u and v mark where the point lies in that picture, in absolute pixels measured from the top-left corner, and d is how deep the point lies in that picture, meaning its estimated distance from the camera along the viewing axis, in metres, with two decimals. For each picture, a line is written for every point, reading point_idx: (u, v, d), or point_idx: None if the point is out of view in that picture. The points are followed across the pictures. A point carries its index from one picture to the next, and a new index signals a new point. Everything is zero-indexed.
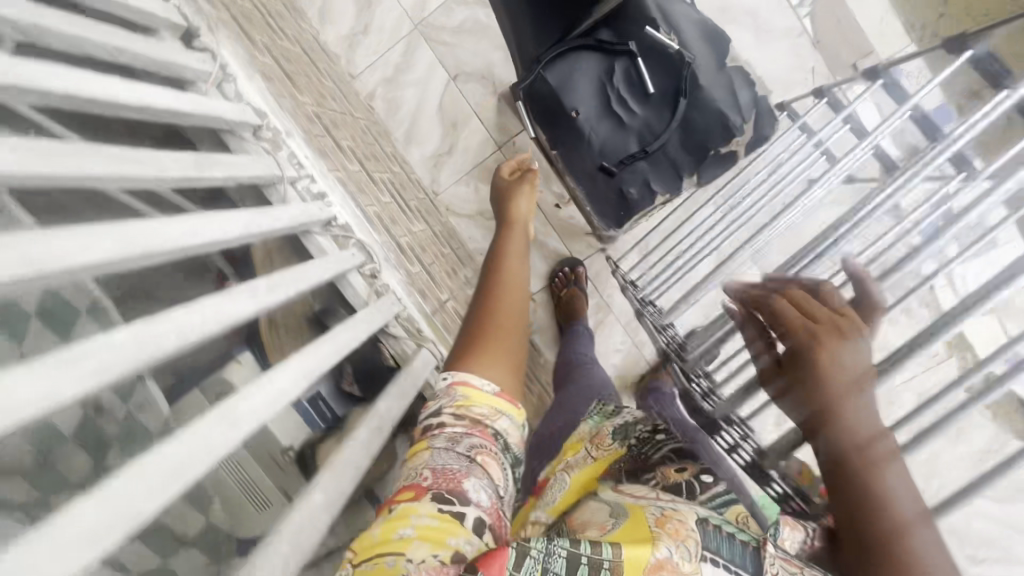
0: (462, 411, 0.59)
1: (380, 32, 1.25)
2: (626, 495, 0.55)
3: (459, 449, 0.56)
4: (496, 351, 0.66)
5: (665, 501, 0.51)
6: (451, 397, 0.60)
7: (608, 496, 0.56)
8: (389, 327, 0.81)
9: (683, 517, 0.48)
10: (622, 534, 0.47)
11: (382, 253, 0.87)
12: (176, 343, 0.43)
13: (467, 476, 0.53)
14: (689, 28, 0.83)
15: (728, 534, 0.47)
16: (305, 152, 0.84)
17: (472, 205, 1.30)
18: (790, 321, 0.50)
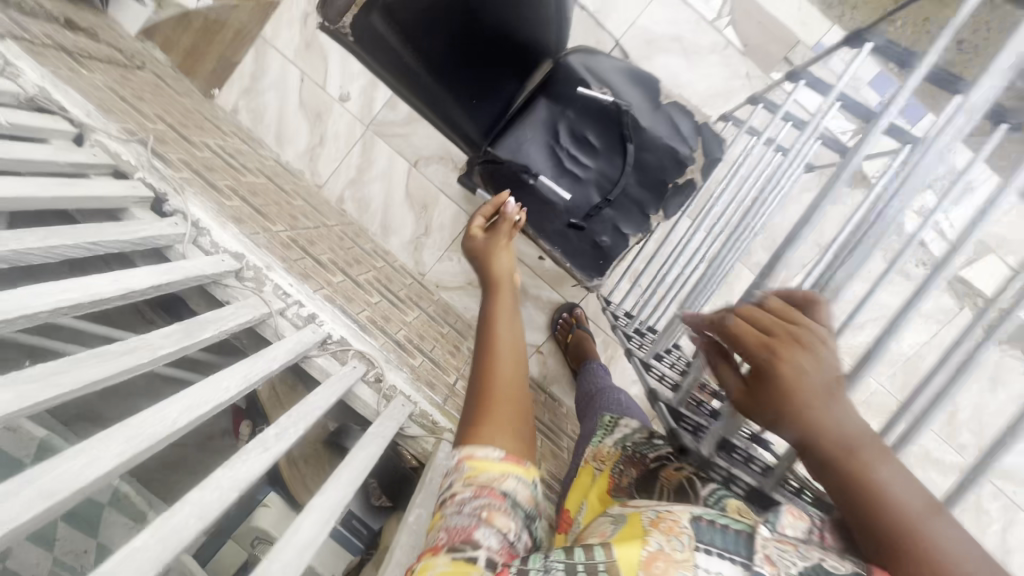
0: (469, 481, 0.48)
1: (336, 140, 1.31)
2: (623, 508, 0.48)
3: (467, 509, 0.46)
4: (498, 423, 0.52)
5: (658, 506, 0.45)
6: (458, 471, 0.49)
7: (616, 511, 0.48)
8: (405, 430, 0.82)
9: (676, 517, 0.42)
10: (627, 532, 0.43)
11: (384, 356, 0.88)
12: (197, 526, 0.44)
13: (478, 528, 0.44)
14: (618, 77, 0.87)
15: (728, 527, 0.41)
16: (289, 280, 0.86)
17: (460, 276, 1.33)
18: (751, 344, 0.41)
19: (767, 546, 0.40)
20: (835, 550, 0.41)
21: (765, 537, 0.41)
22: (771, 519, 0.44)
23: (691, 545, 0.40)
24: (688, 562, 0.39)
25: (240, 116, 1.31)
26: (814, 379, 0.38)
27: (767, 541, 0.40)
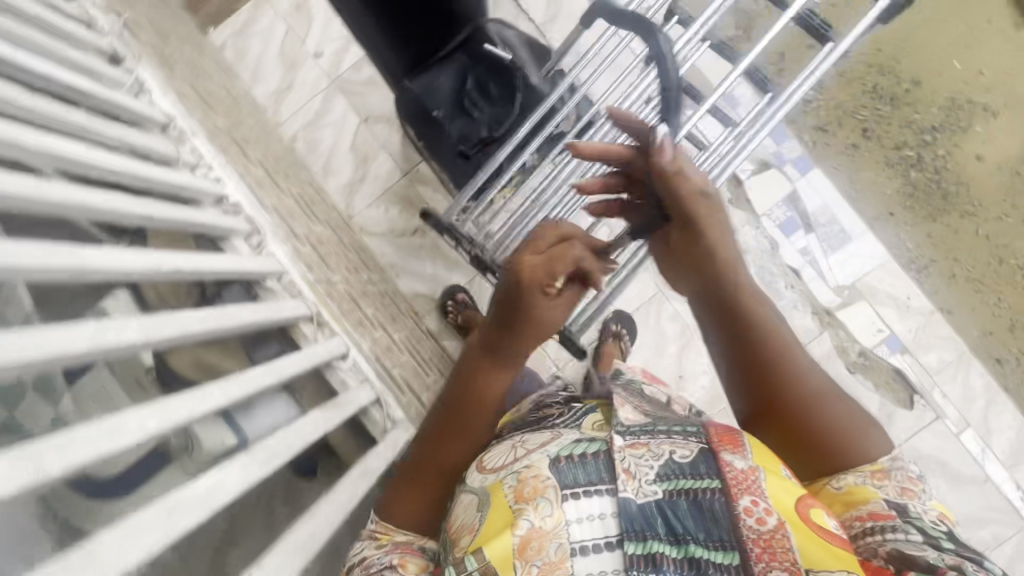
0: (382, 542, 0.70)
1: (303, 88, 1.50)
2: (486, 476, 0.65)
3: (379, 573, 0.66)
4: (427, 504, 0.73)
5: (516, 468, 0.63)
6: (373, 538, 0.71)
7: (473, 485, 0.65)
8: (265, 283, 0.90)
9: (536, 474, 0.60)
10: (485, 532, 0.58)
11: (272, 228, 0.99)
12: (28, 193, 0.53)
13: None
14: (521, 47, 1.07)
15: (589, 458, 0.61)
16: (208, 149, 0.99)
17: (383, 225, 1.47)
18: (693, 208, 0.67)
19: (622, 459, 0.60)
20: (685, 440, 0.62)
21: (618, 454, 0.60)
22: (620, 424, 0.65)
23: (557, 503, 0.57)
24: (559, 526, 0.56)
25: (224, 52, 1.50)
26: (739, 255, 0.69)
27: (620, 454, 0.60)
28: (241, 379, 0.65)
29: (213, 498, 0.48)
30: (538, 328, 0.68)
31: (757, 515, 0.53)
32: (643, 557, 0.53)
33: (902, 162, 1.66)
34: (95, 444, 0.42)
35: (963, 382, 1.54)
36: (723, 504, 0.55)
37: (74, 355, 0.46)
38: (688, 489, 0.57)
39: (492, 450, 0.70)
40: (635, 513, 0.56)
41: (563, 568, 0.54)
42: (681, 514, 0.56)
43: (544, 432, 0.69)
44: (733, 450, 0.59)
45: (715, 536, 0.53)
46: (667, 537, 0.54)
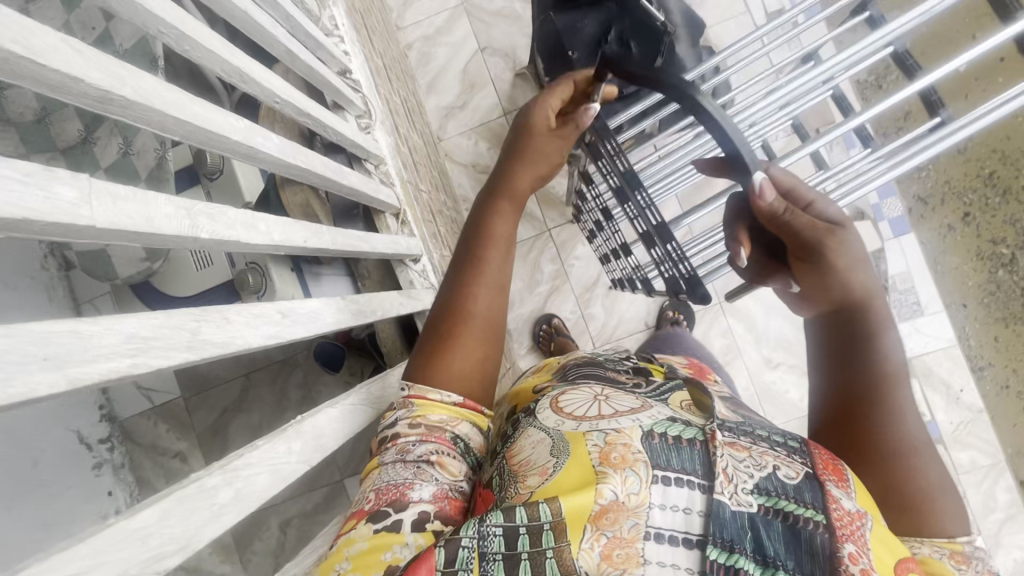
0: (417, 420, 0.57)
1: (432, 0, 1.48)
2: (564, 420, 0.54)
3: (416, 466, 0.54)
4: (465, 357, 0.62)
5: (603, 427, 0.52)
6: (408, 408, 0.58)
7: (544, 424, 0.55)
8: (365, 163, 0.90)
9: (628, 441, 0.49)
10: (560, 484, 0.48)
11: (380, 116, 0.98)
12: None
13: (414, 487, 0.51)
14: (676, 14, 1.02)
15: (684, 444, 0.50)
16: (343, 20, 0.98)
17: (469, 156, 1.45)
18: (808, 233, 0.52)
19: (722, 458, 0.48)
20: (790, 458, 0.51)
21: (718, 450, 0.49)
22: (717, 417, 0.54)
23: (646, 482, 0.47)
24: (642, 507, 0.46)
25: None
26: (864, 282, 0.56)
27: (720, 450, 0.49)
28: (343, 236, 0.63)
29: (315, 324, 0.47)
30: (536, 137, 0.70)
31: (859, 564, 0.44)
32: (725, 565, 0.44)
33: (992, 257, 1.57)
34: (233, 227, 0.42)
35: (988, 490, 1.49)
36: (825, 541, 0.45)
37: (224, 141, 0.46)
38: (788, 512, 0.47)
39: (567, 394, 0.59)
40: (728, 520, 0.45)
41: (632, 549, 0.44)
42: (772, 534, 0.46)
43: (629, 395, 0.59)
44: (838, 482, 0.50)
45: (806, 571, 0.45)
46: (754, 555, 0.45)
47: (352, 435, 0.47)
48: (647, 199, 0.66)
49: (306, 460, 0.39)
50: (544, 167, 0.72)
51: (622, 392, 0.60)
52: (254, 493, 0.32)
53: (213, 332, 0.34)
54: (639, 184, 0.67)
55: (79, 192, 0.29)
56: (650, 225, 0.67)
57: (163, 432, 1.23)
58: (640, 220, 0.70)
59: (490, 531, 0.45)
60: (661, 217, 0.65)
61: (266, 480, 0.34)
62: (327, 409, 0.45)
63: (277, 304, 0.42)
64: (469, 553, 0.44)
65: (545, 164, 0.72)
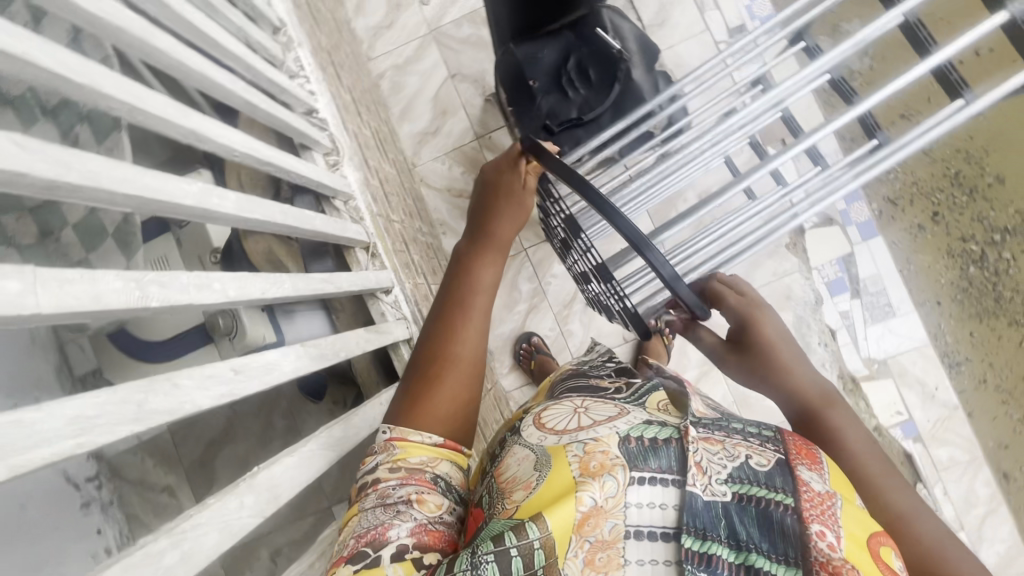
0: (397, 464, 0.58)
1: (401, 30, 1.51)
2: (546, 435, 0.55)
3: (395, 507, 0.53)
4: (445, 402, 0.64)
5: (582, 437, 0.52)
6: (389, 451, 0.59)
7: (528, 440, 0.56)
8: (333, 199, 0.92)
9: (606, 448, 0.50)
10: (542, 495, 0.48)
11: (347, 152, 1.01)
12: (138, 36, 0.54)
13: (391, 525, 0.51)
14: (631, 39, 1.06)
15: (660, 444, 0.50)
16: (309, 61, 1.00)
17: (443, 181, 1.48)
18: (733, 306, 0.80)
19: (694, 450, 0.49)
20: (762, 447, 0.52)
21: (692, 445, 0.49)
22: (692, 415, 0.55)
23: (624, 484, 0.47)
24: (619, 507, 0.46)
25: None
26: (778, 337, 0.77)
27: (694, 445, 0.50)
28: (305, 281, 0.65)
29: (271, 375, 0.49)
30: (514, 192, 0.76)
31: (828, 541, 0.44)
32: (700, 554, 0.44)
33: (963, 255, 1.52)
34: (185, 291, 0.44)
35: (968, 485, 1.52)
36: (794, 523, 0.45)
37: (178, 206, 0.48)
38: (759, 498, 0.47)
39: (549, 409, 0.60)
40: (701, 509, 0.46)
41: (614, 550, 0.45)
42: (746, 521, 0.46)
43: (607, 403, 0.59)
44: (810, 465, 0.51)
45: (783, 553, 0.44)
46: (726, 539, 0.45)
47: (310, 479, 0.49)
48: (588, 241, 0.72)
49: (260, 512, 0.41)
50: (520, 216, 0.77)
51: (600, 401, 0.60)
52: (202, 553, 0.34)
53: (161, 401, 0.36)
54: (580, 229, 0.73)
55: (23, 283, 0.31)
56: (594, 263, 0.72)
57: None
58: (589, 257, 0.74)
59: (483, 558, 0.45)
60: (601, 257, 0.70)
61: (214, 539, 0.36)
62: (285, 457, 0.47)
63: (230, 363, 0.44)
64: None
65: (516, 219, 0.77)
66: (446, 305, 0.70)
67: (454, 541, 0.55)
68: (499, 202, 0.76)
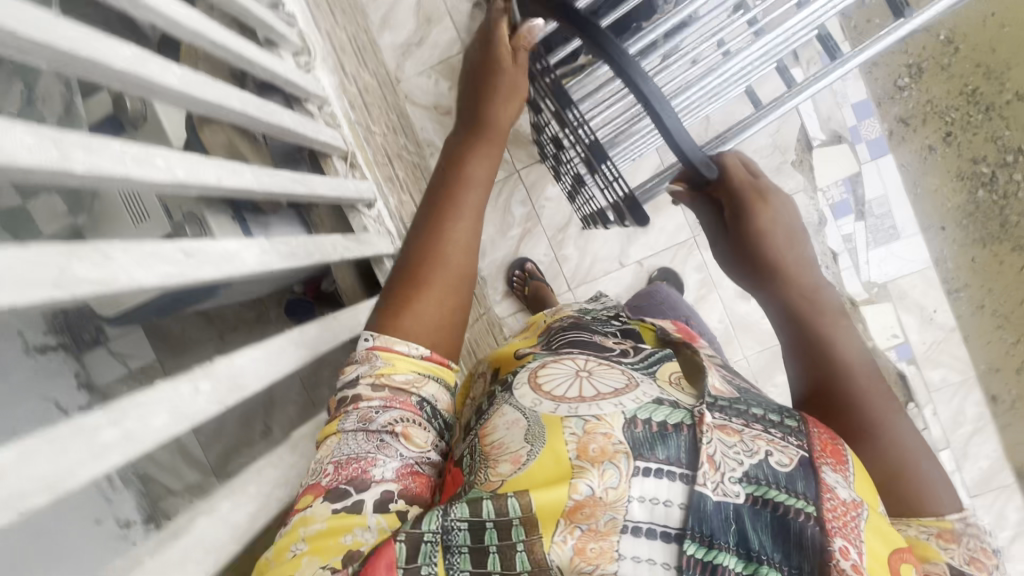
0: (382, 380, 0.54)
1: None
2: (541, 400, 0.49)
3: (376, 436, 0.51)
4: (434, 309, 0.59)
5: (582, 412, 0.47)
6: (371, 363, 0.55)
7: (520, 403, 0.49)
8: (306, 102, 0.84)
9: (609, 432, 0.45)
10: (536, 474, 0.44)
11: (320, 53, 0.92)
12: None
13: (376, 462, 0.50)
14: None
15: (669, 430, 0.46)
16: None
17: (429, 97, 1.39)
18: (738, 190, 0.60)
19: (709, 441, 0.44)
20: (784, 441, 0.47)
21: (706, 434, 0.45)
22: (709, 394, 0.50)
23: (627, 476, 0.43)
24: (621, 501, 0.42)
25: None
26: (785, 228, 0.60)
27: (707, 434, 0.45)
28: (271, 176, 0.61)
29: (231, 265, 0.45)
30: (509, 79, 0.67)
31: (851, 561, 0.40)
32: (703, 562, 0.41)
33: (972, 178, 1.51)
34: (120, 162, 0.39)
35: (958, 406, 1.54)
36: (816, 535, 0.41)
37: (108, 70, 0.42)
38: (778, 502, 0.43)
39: (543, 365, 0.53)
40: (711, 513, 0.42)
41: (608, 543, 0.42)
42: (760, 526, 0.42)
43: (615, 369, 0.53)
44: (836, 466, 0.46)
45: (794, 564, 0.41)
46: (736, 548, 0.42)
47: (282, 375, 0.46)
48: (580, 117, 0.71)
49: (219, 401, 0.38)
50: (518, 100, 0.68)
51: (604, 363, 0.54)
52: (147, 434, 0.31)
53: (89, 270, 0.31)
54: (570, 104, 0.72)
55: None
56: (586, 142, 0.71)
57: None
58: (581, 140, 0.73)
59: (455, 527, 0.43)
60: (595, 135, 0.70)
61: (162, 421, 0.32)
62: (250, 350, 0.44)
63: (179, 244, 0.40)
64: (434, 547, 0.43)
65: (514, 100, 0.67)
66: (432, 203, 0.63)
67: (434, 484, 0.54)
68: (496, 90, 0.66)
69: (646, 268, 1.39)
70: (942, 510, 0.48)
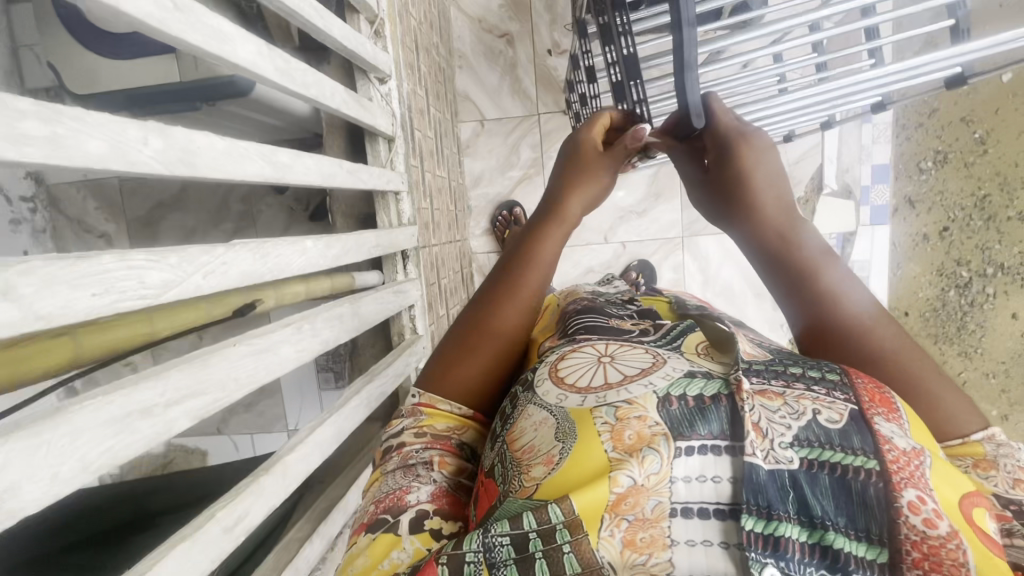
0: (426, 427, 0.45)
1: None
2: (567, 395, 0.38)
3: (416, 470, 0.42)
4: (470, 372, 0.47)
5: (612, 399, 0.36)
6: (415, 417, 0.46)
7: (545, 401, 0.39)
8: None
9: (642, 414, 0.34)
10: (572, 472, 0.33)
11: None
12: None
13: (411, 487, 0.40)
14: None
15: (707, 403, 0.34)
16: None
17: (476, 9, 1.32)
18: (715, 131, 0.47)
19: (751, 407, 0.33)
20: (832, 397, 0.34)
21: (746, 401, 0.33)
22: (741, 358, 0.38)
23: (668, 458, 0.32)
24: (664, 484, 0.31)
25: None
26: (765, 168, 0.46)
27: (747, 401, 0.33)
28: None
29: (222, 47, 0.42)
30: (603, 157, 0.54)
31: (925, 515, 0.28)
32: (764, 536, 0.29)
33: (949, 276, 1.44)
34: None
35: None
36: (883, 493, 0.29)
37: None
38: (837, 464, 0.31)
39: (567, 352, 0.43)
40: (765, 483, 0.30)
41: (659, 530, 0.31)
42: (820, 492, 0.30)
43: (636, 348, 0.42)
44: (889, 415, 0.33)
45: (862, 529, 0.29)
46: (797, 516, 0.30)
47: (238, 180, 0.43)
48: (622, 23, 0.60)
49: (167, 165, 0.35)
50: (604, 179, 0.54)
51: (623, 343, 0.44)
52: (79, 151, 0.29)
53: None
54: (620, 7, 0.60)
55: None
56: (620, 55, 0.61)
57: (92, 208, 1.14)
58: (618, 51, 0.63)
59: (497, 539, 0.32)
60: (634, 48, 0.59)
61: (100, 148, 0.30)
62: (215, 138, 0.41)
63: None
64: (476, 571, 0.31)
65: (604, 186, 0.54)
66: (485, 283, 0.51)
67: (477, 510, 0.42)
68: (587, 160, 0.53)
69: (629, 251, 1.38)
70: (969, 431, 0.36)
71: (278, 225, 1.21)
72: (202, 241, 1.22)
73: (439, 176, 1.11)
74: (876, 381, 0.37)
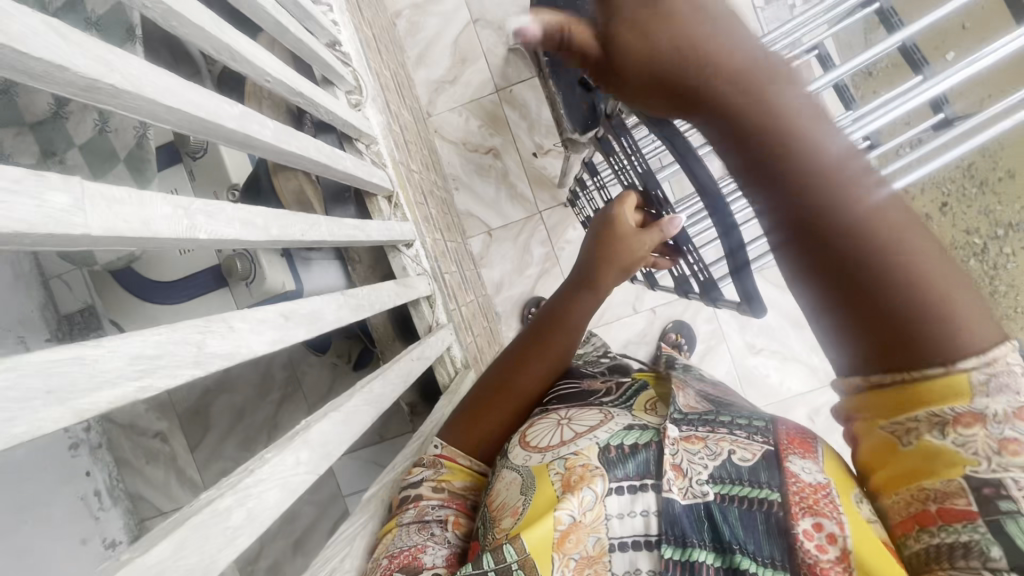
0: (441, 485, 0.55)
1: None
2: (530, 455, 0.51)
3: (430, 527, 0.50)
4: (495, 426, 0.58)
5: (562, 453, 0.49)
6: (436, 469, 0.56)
7: (514, 463, 0.52)
8: (355, 141, 0.86)
9: (585, 461, 0.48)
10: (530, 515, 0.45)
11: (370, 92, 0.94)
12: None
13: (426, 548, 0.48)
14: None
15: (638, 449, 0.48)
16: None
17: (459, 134, 1.41)
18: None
19: (673, 450, 0.47)
20: (749, 440, 0.47)
21: (670, 445, 0.47)
22: (675, 410, 0.52)
23: (602, 497, 0.45)
24: (599, 521, 0.44)
25: None
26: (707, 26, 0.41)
27: (672, 445, 0.47)
28: (340, 226, 0.60)
29: (317, 324, 0.45)
30: (624, 239, 0.61)
31: (818, 540, 0.39)
32: (681, 562, 0.42)
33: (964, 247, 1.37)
34: (233, 225, 0.39)
35: None
36: (780, 518, 0.41)
37: (220, 129, 0.43)
38: (743, 496, 0.43)
39: (533, 423, 0.56)
40: (680, 515, 0.43)
41: (600, 564, 0.44)
42: (729, 519, 0.42)
43: (591, 409, 0.55)
44: (803, 454, 0.45)
45: (764, 547, 0.40)
46: (710, 542, 0.42)
47: (355, 436, 0.46)
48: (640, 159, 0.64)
49: (314, 469, 0.38)
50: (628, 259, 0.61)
51: (583, 406, 0.56)
52: (265, 511, 0.31)
53: (219, 344, 0.32)
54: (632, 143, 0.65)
55: (71, 197, 0.26)
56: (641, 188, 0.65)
57: (140, 412, 1.16)
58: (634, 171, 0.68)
59: None
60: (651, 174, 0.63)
61: (275, 496, 0.33)
62: (332, 411, 0.43)
63: (280, 308, 0.40)
64: None
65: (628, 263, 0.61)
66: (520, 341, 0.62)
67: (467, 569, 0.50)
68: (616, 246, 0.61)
69: (659, 316, 1.41)
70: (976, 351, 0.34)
71: (325, 384, 1.20)
72: (254, 418, 1.21)
73: (469, 303, 1.14)
74: (800, 429, 0.49)
